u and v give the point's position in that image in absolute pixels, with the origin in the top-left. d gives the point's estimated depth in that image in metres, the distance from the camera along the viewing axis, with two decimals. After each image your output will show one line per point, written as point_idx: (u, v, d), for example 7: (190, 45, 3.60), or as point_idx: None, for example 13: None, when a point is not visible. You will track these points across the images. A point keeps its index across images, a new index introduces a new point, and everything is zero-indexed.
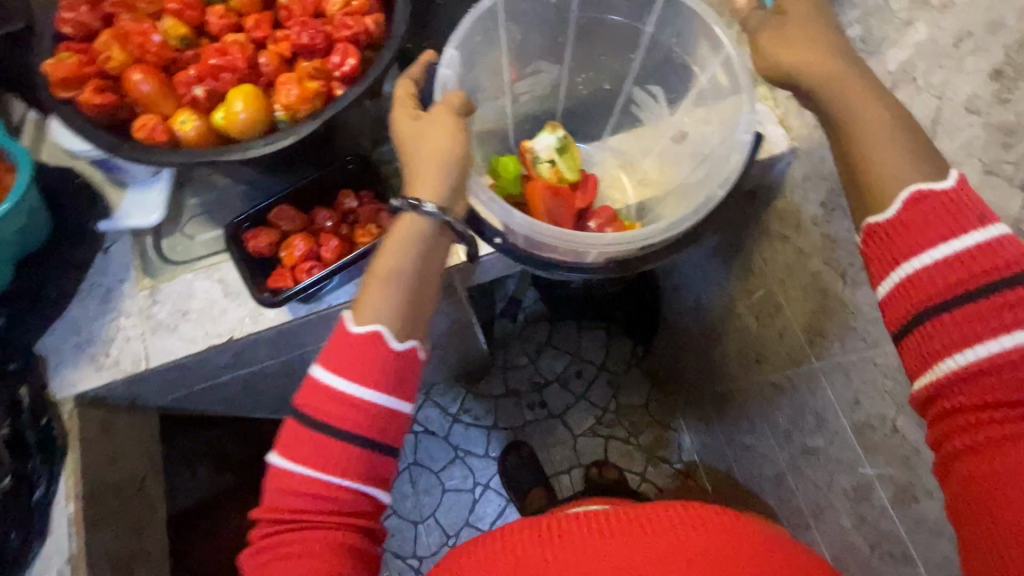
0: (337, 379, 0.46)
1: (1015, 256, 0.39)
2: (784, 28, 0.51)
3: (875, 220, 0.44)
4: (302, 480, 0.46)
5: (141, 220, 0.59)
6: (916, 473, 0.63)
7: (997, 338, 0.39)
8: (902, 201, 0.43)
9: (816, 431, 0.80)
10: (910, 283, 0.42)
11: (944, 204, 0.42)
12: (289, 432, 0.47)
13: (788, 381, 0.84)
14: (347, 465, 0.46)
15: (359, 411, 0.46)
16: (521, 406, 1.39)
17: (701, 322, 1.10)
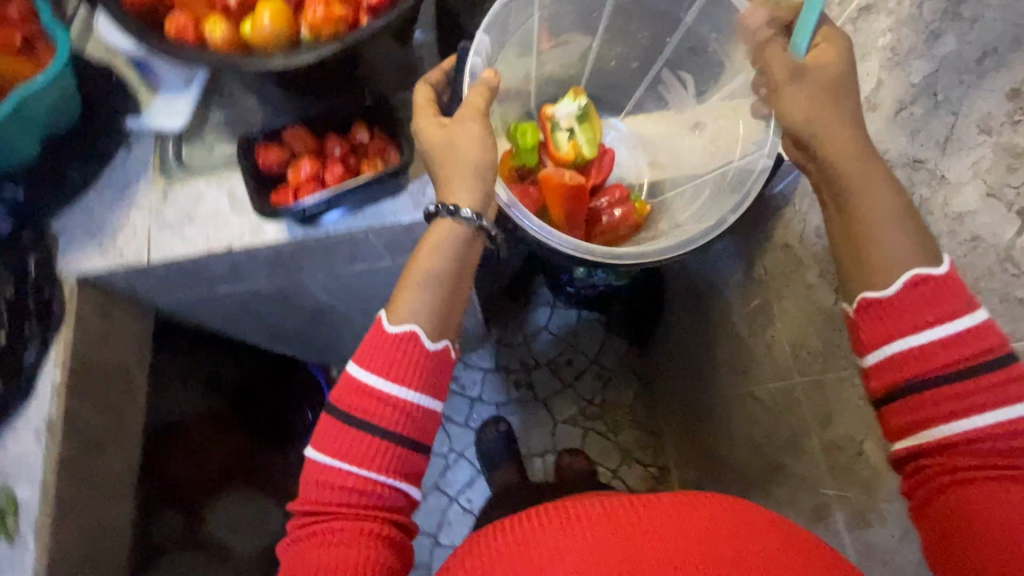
0: (371, 377, 0.49)
1: (998, 342, 0.42)
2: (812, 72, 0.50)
3: (872, 296, 0.45)
4: (336, 475, 0.48)
5: (165, 122, 0.62)
6: (875, 497, 0.63)
7: (982, 414, 0.41)
8: (903, 282, 0.43)
9: (787, 448, 0.80)
10: (896, 360, 0.44)
11: (941, 289, 0.43)
12: (327, 427, 0.49)
13: (769, 395, 0.83)
14: (383, 461, 0.48)
15: (396, 410, 0.48)
16: (508, 385, 1.40)
17: (697, 328, 1.09)
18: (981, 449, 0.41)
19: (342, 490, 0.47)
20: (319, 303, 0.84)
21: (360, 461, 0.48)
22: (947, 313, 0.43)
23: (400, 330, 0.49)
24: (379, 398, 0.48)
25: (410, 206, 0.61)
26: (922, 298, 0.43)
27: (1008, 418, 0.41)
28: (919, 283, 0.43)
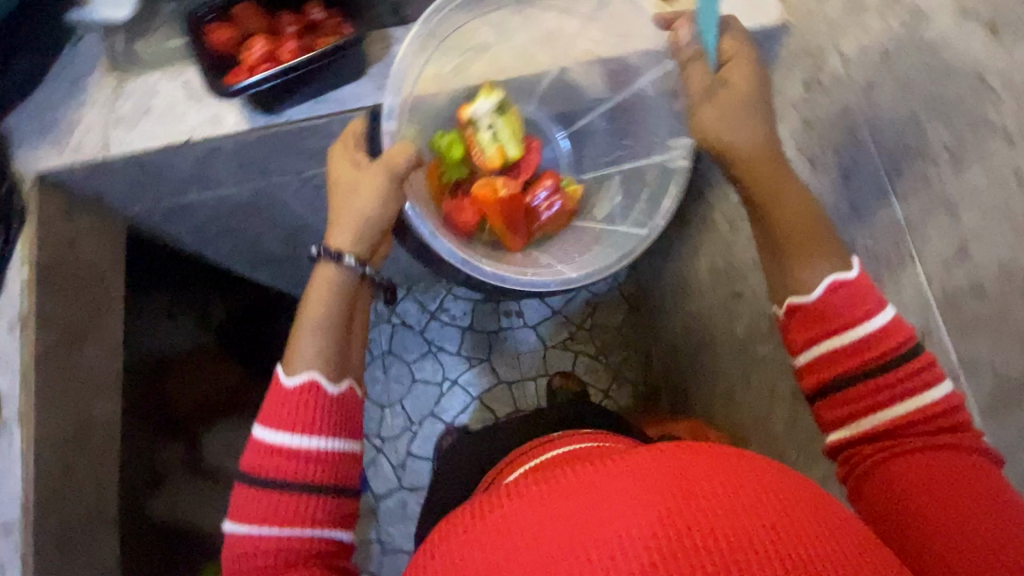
0: (278, 436, 0.51)
1: (907, 334, 0.46)
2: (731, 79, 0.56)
3: (799, 301, 0.50)
4: (253, 537, 0.49)
5: (111, 13, 0.57)
6: None
7: (904, 401, 0.45)
8: (824, 287, 0.49)
9: (768, 338, 0.81)
10: (826, 359, 0.48)
11: (852, 291, 0.48)
12: (241, 500, 0.51)
13: (751, 289, 0.84)
14: (301, 512, 0.49)
15: (308, 462, 0.50)
16: (497, 313, 1.40)
17: (680, 238, 1.08)
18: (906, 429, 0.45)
19: (260, 551, 0.49)
20: (295, 216, 0.82)
21: (274, 516, 0.49)
22: (867, 320, 0.47)
23: (298, 381, 0.52)
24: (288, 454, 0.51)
25: (372, 88, 0.61)
26: (834, 303, 0.48)
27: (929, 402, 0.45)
28: (837, 288, 0.49)
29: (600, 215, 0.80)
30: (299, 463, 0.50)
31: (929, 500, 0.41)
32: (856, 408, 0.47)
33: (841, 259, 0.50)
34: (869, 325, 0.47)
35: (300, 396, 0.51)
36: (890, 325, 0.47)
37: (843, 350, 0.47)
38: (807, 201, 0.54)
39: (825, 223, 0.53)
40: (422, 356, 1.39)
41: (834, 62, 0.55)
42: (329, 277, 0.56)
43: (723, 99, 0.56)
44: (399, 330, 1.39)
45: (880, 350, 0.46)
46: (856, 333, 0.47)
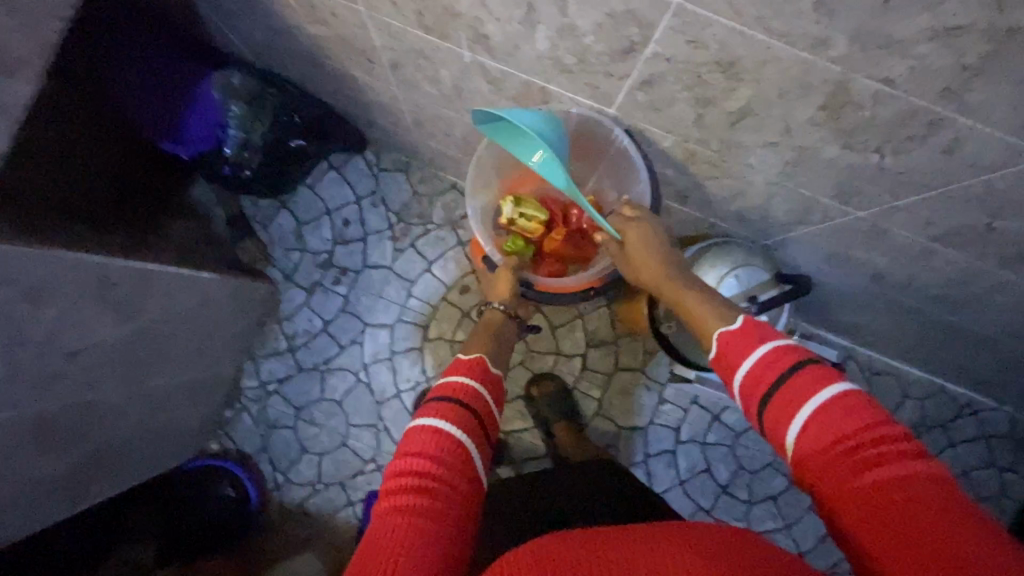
0: (470, 378, 0.76)
1: (795, 350, 0.61)
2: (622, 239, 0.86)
3: (710, 355, 0.70)
4: (444, 437, 0.67)
5: None
6: (457, 14, 0.63)
7: (816, 396, 0.58)
8: (716, 339, 0.69)
9: (432, 66, 0.79)
10: (745, 382, 0.63)
11: (733, 335, 0.66)
12: (438, 407, 0.71)
13: (390, 53, 0.80)
14: (473, 430, 0.70)
15: (480, 403, 0.74)
16: (330, 288, 1.37)
17: (340, 82, 1.03)
18: (834, 426, 0.56)
19: (443, 445, 0.66)
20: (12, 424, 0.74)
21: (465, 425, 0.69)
22: (814, 390, 0.58)
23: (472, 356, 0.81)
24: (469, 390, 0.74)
25: None
26: (723, 349, 0.67)
27: (835, 399, 0.57)
28: (723, 337, 0.68)
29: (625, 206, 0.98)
30: (475, 401, 0.73)
31: (882, 508, 0.50)
32: (760, 386, 0.62)
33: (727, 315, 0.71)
34: (755, 351, 0.63)
35: (479, 366, 0.78)
36: (782, 350, 0.62)
37: (749, 378, 0.63)
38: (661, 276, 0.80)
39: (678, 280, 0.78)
40: (323, 379, 1.36)
41: None
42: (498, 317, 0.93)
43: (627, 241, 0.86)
44: (285, 387, 1.35)
45: (804, 380, 0.59)
46: (754, 359, 0.63)
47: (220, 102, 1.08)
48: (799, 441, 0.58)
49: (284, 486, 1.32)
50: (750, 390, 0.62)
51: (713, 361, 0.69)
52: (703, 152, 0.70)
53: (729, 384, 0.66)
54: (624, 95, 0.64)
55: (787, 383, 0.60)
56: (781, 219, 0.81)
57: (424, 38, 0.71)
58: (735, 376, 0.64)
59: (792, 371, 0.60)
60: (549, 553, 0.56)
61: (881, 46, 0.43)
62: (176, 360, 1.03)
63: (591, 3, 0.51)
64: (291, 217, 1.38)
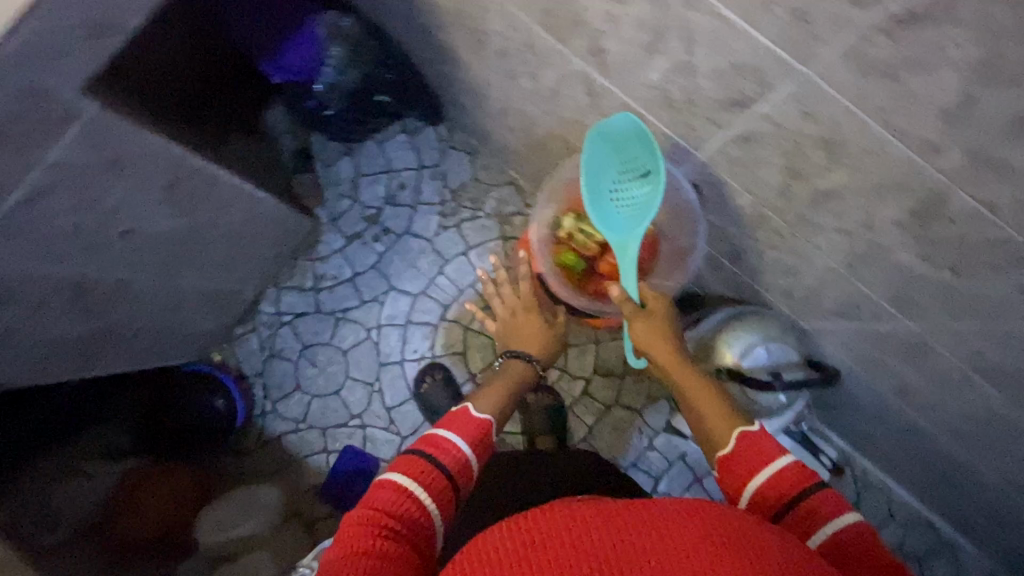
0: (452, 435, 0.76)
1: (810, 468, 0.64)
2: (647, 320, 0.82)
3: (723, 454, 0.68)
4: (400, 495, 0.68)
5: None
6: (583, 23, 0.63)
7: (840, 514, 0.61)
8: (736, 438, 0.67)
9: (538, 63, 0.80)
10: (767, 484, 0.63)
11: (757, 438, 0.67)
12: (411, 461, 0.72)
13: (502, 40, 0.81)
14: (437, 485, 0.71)
15: (456, 459, 0.74)
16: (368, 243, 1.40)
17: (442, 54, 1.05)
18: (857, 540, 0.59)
19: (396, 505, 0.67)
20: (55, 277, 0.75)
21: (426, 482, 0.70)
22: (837, 508, 0.61)
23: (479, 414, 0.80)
24: (442, 444, 0.74)
25: None
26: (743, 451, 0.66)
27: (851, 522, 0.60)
28: (747, 436, 0.67)
29: (675, 259, 0.90)
30: (444, 459, 0.73)
31: None
32: (771, 501, 0.63)
33: (745, 418, 0.70)
34: (781, 461, 0.64)
35: (468, 421, 0.78)
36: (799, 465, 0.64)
37: (768, 486, 0.63)
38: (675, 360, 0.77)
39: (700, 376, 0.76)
40: (336, 326, 1.38)
41: None
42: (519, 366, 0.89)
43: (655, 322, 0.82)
44: (299, 322, 1.38)
45: (820, 501, 0.61)
46: (775, 468, 0.64)
47: (322, 40, 1.10)
48: (826, 547, 0.59)
49: (270, 415, 1.35)
50: (773, 495, 0.63)
51: (723, 461, 0.67)
52: (774, 220, 0.71)
53: (744, 486, 0.65)
54: (716, 143, 0.65)
55: (812, 499, 0.62)
56: (828, 307, 0.81)
57: (541, 36, 0.73)
58: (758, 478, 0.64)
59: (807, 492, 0.62)
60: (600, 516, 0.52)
61: (993, 170, 0.44)
62: (210, 264, 1.06)
63: (719, 48, 0.52)
64: (351, 166, 1.42)
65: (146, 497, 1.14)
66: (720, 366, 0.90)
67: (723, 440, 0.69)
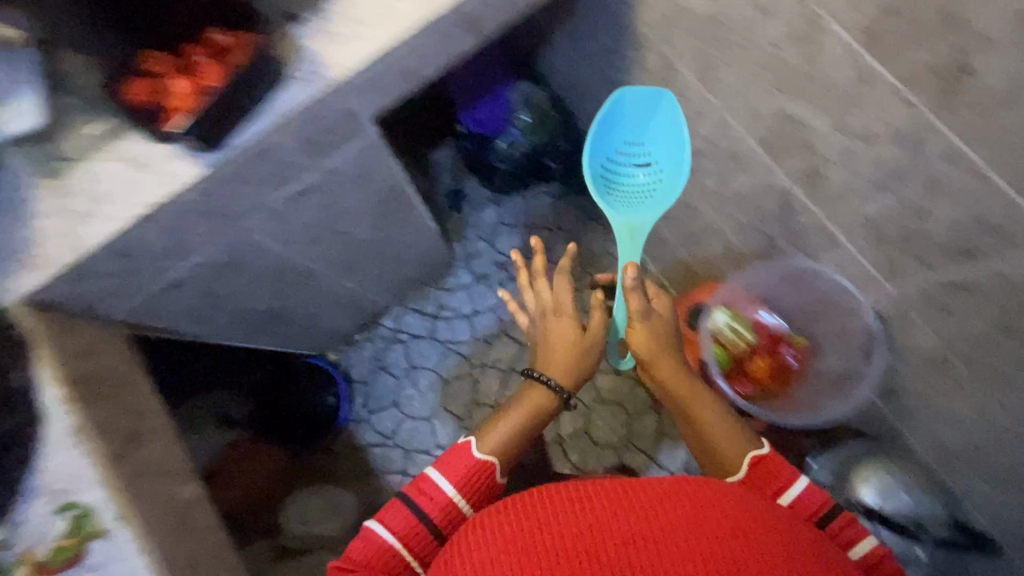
0: (445, 483, 0.63)
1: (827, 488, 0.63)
2: (653, 325, 0.71)
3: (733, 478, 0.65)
4: (379, 549, 0.60)
5: (19, 125, 0.59)
6: (814, 148, 0.68)
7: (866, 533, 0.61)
8: (749, 462, 0.64)
9: (735, 170, 0.86)
10: (795, 505, 0.62)
11: (774, 462, 0.64)
12: (394, 507, 0.63)
13: (704, 142, 0.89)
14: (425, 542, 0.61)
15: (447, 511, 0.62)
16: (492, 287, 1.48)
17: None
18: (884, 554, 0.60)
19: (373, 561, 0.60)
20: (278, 257, 0.85)
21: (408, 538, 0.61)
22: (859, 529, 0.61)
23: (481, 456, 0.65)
24: (435, 493, 0.62)
25: (301, 87, 0.61)
26: (761, 477, 0.64)
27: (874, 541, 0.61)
28: (760, 462, 0.64)
29: (832, 381, 0.92)
30: (438, 514, 0.62)
31: None
32: None
33: (751, 439, 0.66)
34: (802, 483, 0.62)
35: (466, 466, 0.64)
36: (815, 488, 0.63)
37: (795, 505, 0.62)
38: (678, 377, 0.69)
39: (702, 391, 0.70)
40: (443, 356, 1.45)
41: None
42: (535, 398, 0.70)
43: (656, 323, 0.71)
44: (411, 343, 1.45)
45: (841, 524, 0.61)
46: (796, 490, 0.62)
47: (513, 104, 1.26)
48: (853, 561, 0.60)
49: (363, 423, 1.40)
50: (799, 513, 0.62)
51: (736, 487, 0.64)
52: (959, 369, 0.70)
53: None
54: (917, 282, 0.68)
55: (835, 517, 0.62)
56: (987, 469, 0.78)
57: (753, 149, 0.79)
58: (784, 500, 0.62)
59: (830, 516, 0.62)
60: (615, 498, 0.53)
61: None
62: (369, 273, 1.16)
63: (965, 203, 0.56)
64: (494, 214, 1.50)
65: (247, 467, 1.21)
66: (843, 494, 0.92)
67: (734, 464, 0.65)
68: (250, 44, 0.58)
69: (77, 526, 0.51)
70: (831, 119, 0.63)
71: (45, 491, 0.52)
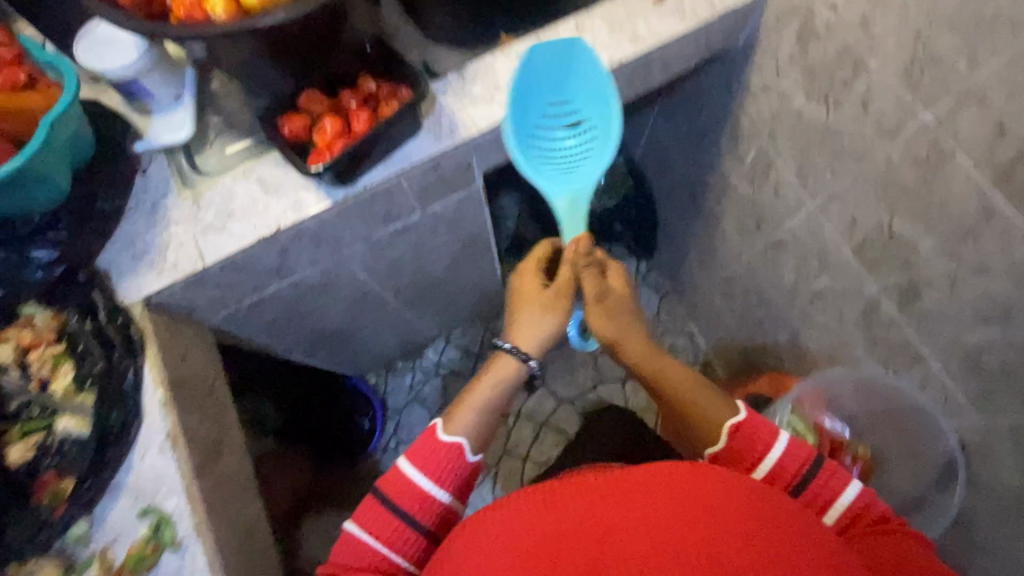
0: (419, 477, 0.59)
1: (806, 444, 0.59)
2: (605, 305, 0.68)
3: (713, 451, 0.61)
4: (363, 548, 0.58)
5: (171, 137, 0.64)
6: (915, 267, 0.68)
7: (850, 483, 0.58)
8: (728, 432, 0.60)
9: (820, 271, 0.86)
10: (774, 473, 0.58)
11: (754, 429, 0.60)
12: (367, 505, 0.60)
13: (790, 237, 0.89)
14: (410, 540, 0.59)
15: (429, 504, 0.59)
16: None
17: (696, 218, 1.16)
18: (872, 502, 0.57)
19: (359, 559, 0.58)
20: (360, 285, 0.87)
21: (389, 537, 0.58)
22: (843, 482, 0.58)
23: (451, 440, 0.61)
24: (413, 489, 0.59)
25: (433, 141, 0.65)
26: (738, 447, 0.60)
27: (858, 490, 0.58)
28: (739, 428, 0.60)
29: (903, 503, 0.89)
30: (420, 511, 0.59)
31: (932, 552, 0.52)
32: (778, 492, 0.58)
33: (727, 405, 0.63)
34: (779, 445, 0.58)
35: (442, 456, 0.60)
36: (794, 448, 0.59)
37: (774, 472, 0.58)
38: (647, 352, 0.67)
39: (666, 356, 0.67)
40: None
41: (822, 13, 0.65)
42: (503, 368, 0.66)
43: (612, 291, 0.69)
44: (451, 379, 1.45)
45: (826, 484, 0.58)
46: (774, 457, 0.58)
47: None
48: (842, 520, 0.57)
49: (390, 453, 1.39)
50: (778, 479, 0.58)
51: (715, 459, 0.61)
52: None
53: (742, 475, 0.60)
54: (1010, 419, 0.65)
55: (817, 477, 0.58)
56: None
57: (845, 254, 0.79)
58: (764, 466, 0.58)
59: (813, 476, 0.58)
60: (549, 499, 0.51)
61: None
62: (430, 307, 1.18)
63: None
64: None
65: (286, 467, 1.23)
66: None
67: (714, 436, 0.61)
68: (399, 97, 0.61)
69: (156, 533, 0.52)
70: (940, 244, 0.63)
71: (129, 492, 0.53)
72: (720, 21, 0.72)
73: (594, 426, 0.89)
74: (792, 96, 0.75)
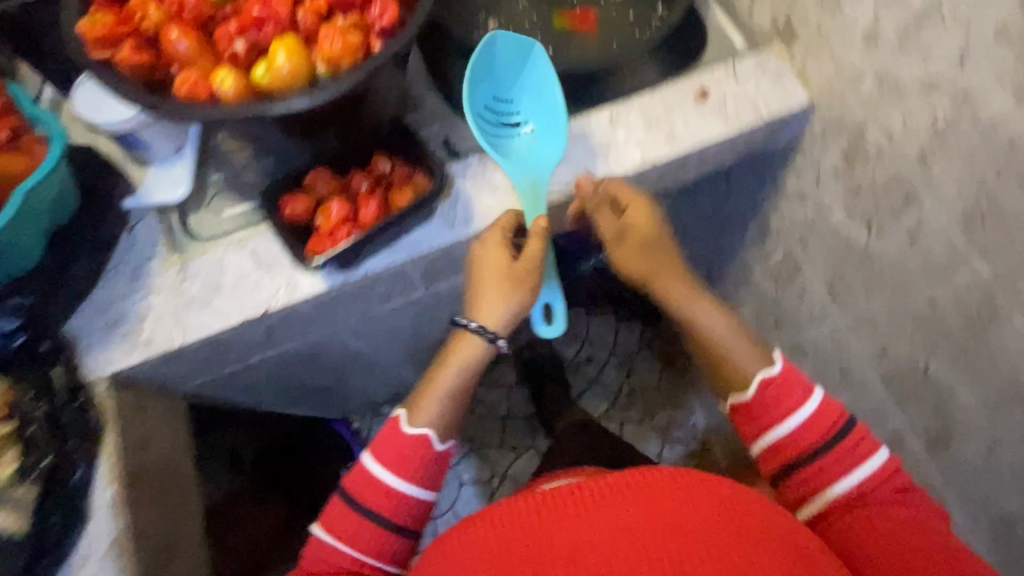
0: (383, 474, 0.52)
1: (838, 410, 0.53)
2: (630, 245, 0.59)
3: (737, 400, 0.55)
4: (332, 552, 0.52)
5: (165, 196, 0.59)
6: (951, 414, 0.63)
7: (869, 459, 0.51)
8: (758, 384, 0.54)
9: (840, 387, 0.81)
10: (784, 444, 0.52)
11: (781, 389, 0.53)
12: (335, 507, 0.53)
13: (811, 346, 0.84)
14: (383, 550, 0.52)
15: (402, 502, 0.52)
16: None
17: None
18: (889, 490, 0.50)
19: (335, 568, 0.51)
20: (349, 350, 0.81)
21: (360, 545, 0.52)
22: (858, 457, 0.51)
23: (417, 431, 0.54)
24: (381, 489, 0.52)
25: (443, 229, 0.60)
26: (761, 406, 0.53)
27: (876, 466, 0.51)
28: (768, 385, 0.53)
29: None
30: (394, 515, 0.52)
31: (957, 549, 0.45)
32: (794, 453, 0.52)
33: (762, 359, 0.56)
34: (805, 412, 0.52)
35: (409, 449, 0.53)
36: (824, 412, 0.52)
37: (785, 439, 0.52)
38: (675, 286, 0.59)
39: (692, 285, 0.60)
40: None
41: (875, 138, 0.61)
42: (467, 351, 0.56)
43: (639, 226, 0.59)
44: None
45: (846, 453, 0.51)
46: (801, 415, 0.52)
47: None
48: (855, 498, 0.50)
49: None
50: (792, 451, 0.52)
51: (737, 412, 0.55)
52: None
53: (755, 431, 0.54)
54: None
55: (834, 444, 0.51)
56: None
57: (872, 379, 0.74)
58: (777, 435, 0.52)
59: (836, 442, 0.51)
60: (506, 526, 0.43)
61: None
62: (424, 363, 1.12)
63: None
64: None
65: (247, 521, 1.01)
66: None
67: (738, 383, 0.55)
68: (414, 183, 0.58)
69: None
70: (982, 400, 0.58)
71: None
72: (761, 129, 0.68)
73: (568, 441, 0.83)
74: (831, 211, 0.70)
